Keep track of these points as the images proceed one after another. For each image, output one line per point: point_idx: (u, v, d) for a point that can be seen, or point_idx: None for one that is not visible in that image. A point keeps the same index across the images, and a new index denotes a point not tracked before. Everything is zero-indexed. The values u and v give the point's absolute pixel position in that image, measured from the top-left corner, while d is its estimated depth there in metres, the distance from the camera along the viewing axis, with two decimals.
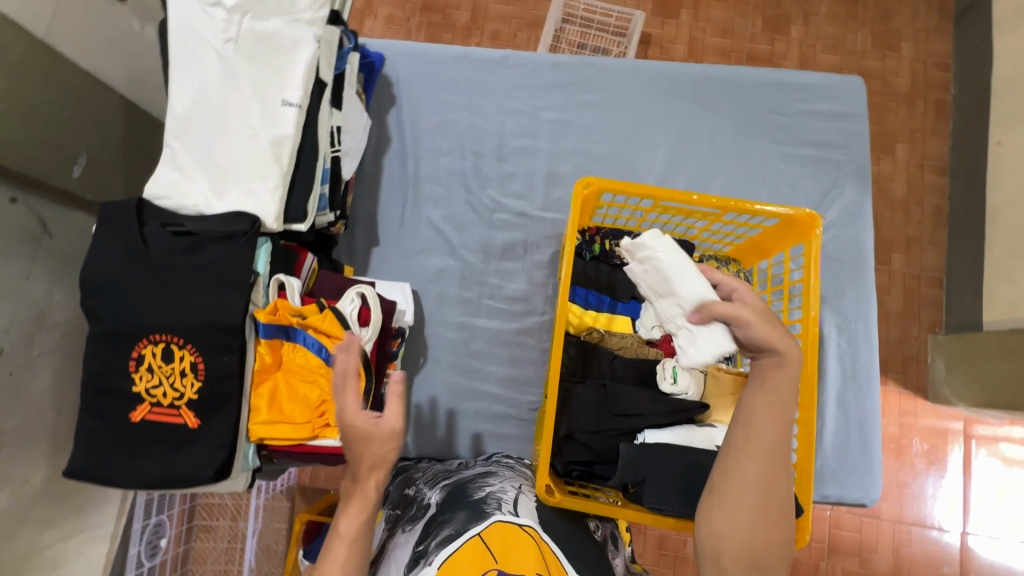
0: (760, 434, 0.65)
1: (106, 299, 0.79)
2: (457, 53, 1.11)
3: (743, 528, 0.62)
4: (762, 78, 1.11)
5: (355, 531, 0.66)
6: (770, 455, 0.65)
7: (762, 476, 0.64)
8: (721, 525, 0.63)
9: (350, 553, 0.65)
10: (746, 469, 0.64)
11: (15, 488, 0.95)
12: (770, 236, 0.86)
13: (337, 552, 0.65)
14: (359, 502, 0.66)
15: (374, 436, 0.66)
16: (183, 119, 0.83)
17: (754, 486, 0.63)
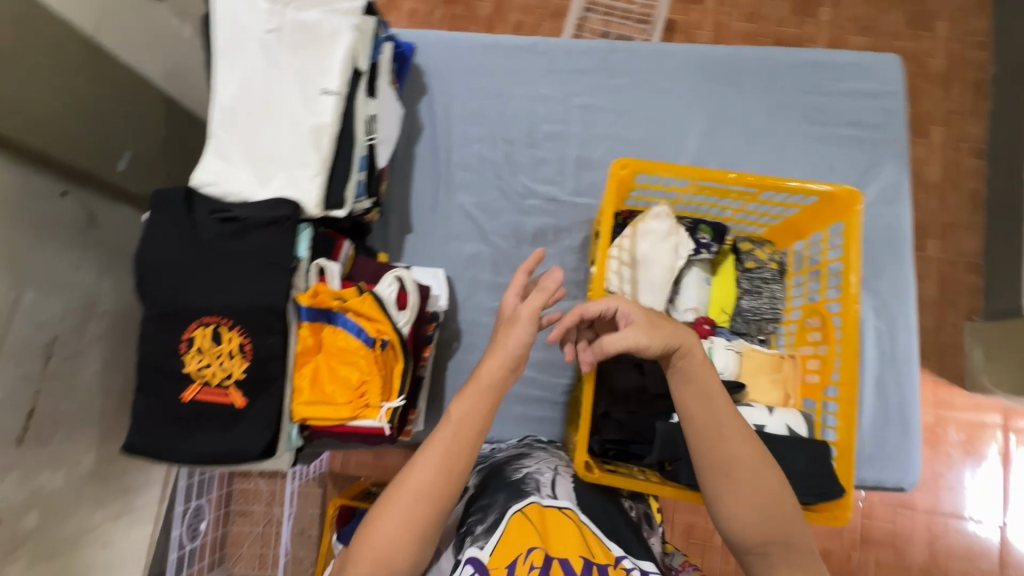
0: (701, 416, 0.66)
1: (158, 284, 0.82)
2: (487, 42, 1.12)
3: (742, 510, 0.62)
4: (796, 58, 1.09)
5: (467, 417, 0.65)
6: (722, 435, 0.65)
7: (726, 456, 0.64)
8: (736, 518, 0.62)
9: (456, 440, 0.64)
10: (709, 454, 0.65)
11: (69, 469, 1.01)
12: (809, 215, 0.85)
13: (444, 437, 0.64)
14: (461, 416, 0.65)
15: (508, 319, 0.69)
16: (228, 109, 0.86)
17: (726, 467, 0.63)
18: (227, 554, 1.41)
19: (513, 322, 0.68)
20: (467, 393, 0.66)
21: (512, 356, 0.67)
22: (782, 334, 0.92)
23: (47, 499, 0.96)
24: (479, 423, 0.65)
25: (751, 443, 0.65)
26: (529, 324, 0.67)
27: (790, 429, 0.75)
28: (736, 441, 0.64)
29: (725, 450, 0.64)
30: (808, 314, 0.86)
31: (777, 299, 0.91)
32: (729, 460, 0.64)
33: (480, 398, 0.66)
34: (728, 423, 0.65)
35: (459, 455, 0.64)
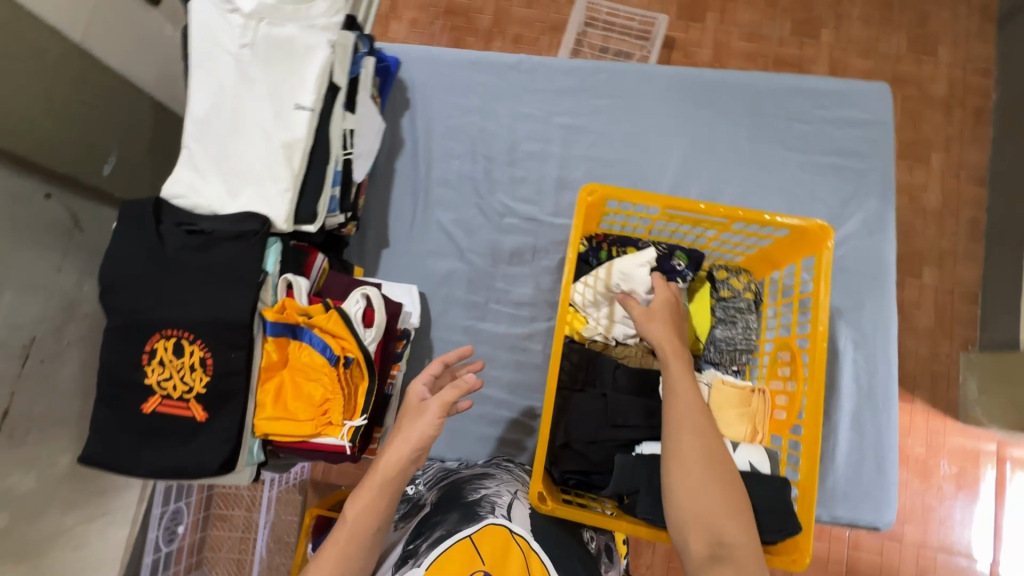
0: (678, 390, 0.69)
1: (123, 294, 0.82)
2: (471, 58, 1.12)
3: (698, 504, 0.61)
4: (781, 84, 1.08)
5: (362, 515, 0.67)
6: (699, 427, 0.66)
7: (695, 451, 0.64)
8: (685, 498, 0.62)
9: (352, 540, 0.66)
10: (680, 428, 0.66)
11: (43, 469, 1.01)
12: (782, 247, 0.83)
13: (338, 538, 0.66)
14: (356, 517, 0.67)
15: (410, 410, 0.73)
16: (201, 121, 0.86)
17: (694, 461, 0.64)
18: (205, 558, 1.42)
19: (421, 412, 0.72)
20: (365, 487, 0.69)
21: (414, 446, 0.70)
22: (756, 365, 0.91)
23: (18, 499, 0.96)
24: (375, 519, 0.67)
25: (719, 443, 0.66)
26: (433, 418, 0.70)
27: (752, 466, 0.73)
28: (709, 435, 0.66)
29: (696, 445, 0.65)
30: (779, 347, 0.84)
31: (750, 330, 0.89)
32: (699, 454, 0.64)
33: (377, 493, 0.68)
34: (703, 418, 0.67)
35: (354, 554, 0.66)
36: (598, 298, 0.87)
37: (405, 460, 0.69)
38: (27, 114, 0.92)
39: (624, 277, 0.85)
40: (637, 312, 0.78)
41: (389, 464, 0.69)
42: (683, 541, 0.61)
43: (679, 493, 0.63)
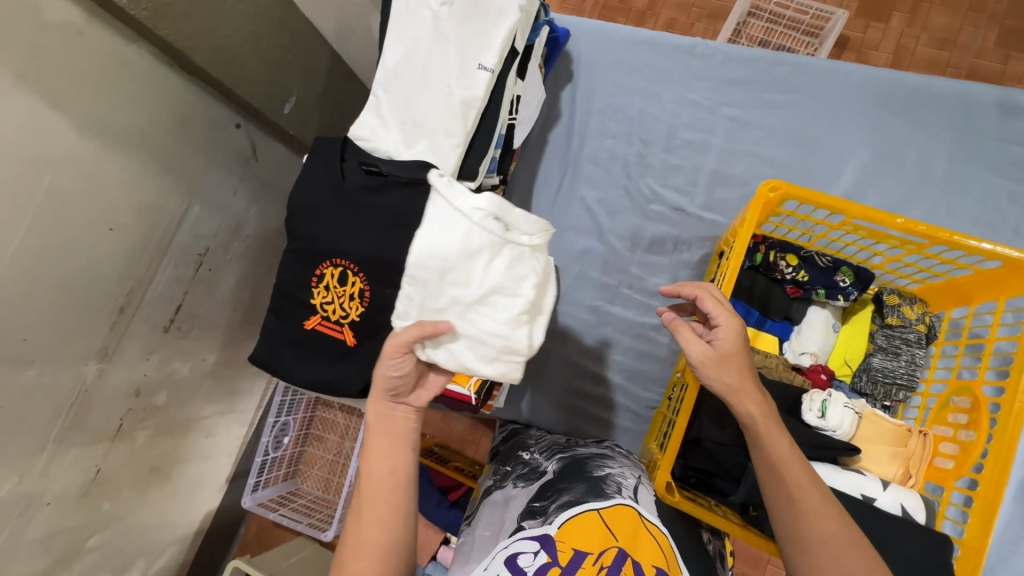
0: (778, 460, 0.62)
1: (304, 221, 0.91)
2: (644, 37, 1.09)
3: None
4: (1002, 99, 0.94)
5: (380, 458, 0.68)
6: (801, 513, 0.60)
7: (813, 530, 0.59)
8: None
9: (383, 488, 0.67)
10: (789, 508, 0.60)
11: (195, 361, 1.16)
12: (981, 280, 0.74)
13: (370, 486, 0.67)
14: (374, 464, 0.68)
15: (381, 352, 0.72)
16: (391, 72, 0.92)
17: (815, 542, 0.59)
18: (299, 470, 1.54)
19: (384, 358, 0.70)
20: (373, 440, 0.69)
21: (391, 387, 0.69)
22: (914, 406, 0.83)
23: (175, 383, 1.11)
24: (389, 463, 0.68)
25: (833, 521, 0.59)
26: (391, 357, 0.68)
27: (904, 510, 0.68)
28: (817, 517, 0.59)
29: (804, 528, 0.59)
30: (955, 391, 0.76)
31: (916, 365, 0.82)
32: (809, 537, 0.59)
33: (383, 443, 0.69)
34: (807, 495, 0.60)
35: (385, 503, 0.66)
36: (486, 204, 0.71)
37: (388, 400, 0.70)
38: (238, 52, 1.00)
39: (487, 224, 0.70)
40: (697, 355, 0.66)
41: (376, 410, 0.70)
42: None
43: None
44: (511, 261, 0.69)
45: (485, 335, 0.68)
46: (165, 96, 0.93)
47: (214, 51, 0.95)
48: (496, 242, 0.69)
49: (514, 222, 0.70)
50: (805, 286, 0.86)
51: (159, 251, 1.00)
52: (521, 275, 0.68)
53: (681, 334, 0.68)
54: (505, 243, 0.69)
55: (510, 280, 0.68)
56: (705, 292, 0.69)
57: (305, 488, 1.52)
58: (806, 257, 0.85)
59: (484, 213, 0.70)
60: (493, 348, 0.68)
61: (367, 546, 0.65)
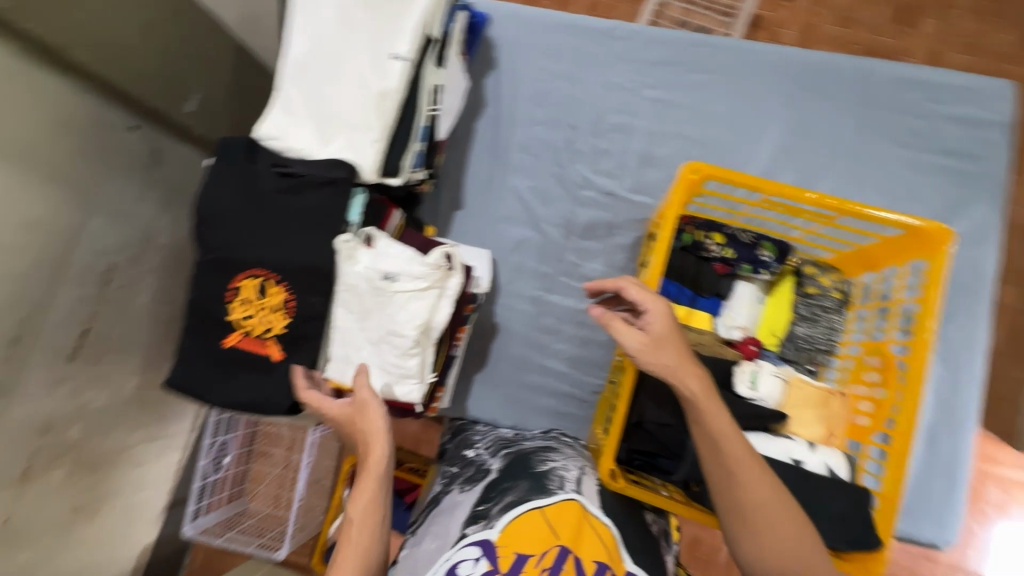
0: (716, 434, 0.63)
1: (214, 230, 0.84)
2: (565, 20, 1.07)
3: (771, 549, 0.61)
4: (896, 73, 1.00)
5: (370, 503, 0.68)
6: (738, 483, 0.62)
7: (750, 499, 0.61)
8: (755, 544, 0.61)
9: (371, 538, 0.65)
10: (726, 480, 0.62)
11: (113, 390, 1.06)
12: (886, 247, 0.79)
13: (358, 533, 0.65)
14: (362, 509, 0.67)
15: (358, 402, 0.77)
16: (300, 65, 0.86)
17: (751, 509, 0.61)
18: (246, 489, 1.45)
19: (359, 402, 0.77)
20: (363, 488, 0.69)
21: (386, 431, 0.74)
22: (835, 368, 0.88)
23: (92, 414, 1.01)
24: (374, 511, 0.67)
25: (765, 489, 0.61)
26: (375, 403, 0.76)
27: (829, 469, 0.72)
28: (752, 486, 0.61)
29: (740, 497, 0.62)
30: (869, 352, 0.81)
31: (835, 330, 0.87)
32: (742, 505, 0.62)
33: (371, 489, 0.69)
34: (741, 467, 0.62)
35: (368, 550, 0.65)
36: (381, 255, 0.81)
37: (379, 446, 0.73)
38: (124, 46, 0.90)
39: (379, 278, 0.79)
40: (635, 345, 0.67)
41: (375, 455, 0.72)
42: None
43: (748, 541, 0.62)
44: (406, 301, 0.79)
45: (388, 365, 0.81)
46: (39, 97, 0.82)
47: (97, 45, 0.85)
48: (383, 293, 0.79)
49: (404, 271, 0.79)
50: (732, 263, 0.88)
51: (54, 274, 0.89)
52: (409, 316, 0.79)
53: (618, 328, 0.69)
54: (391, 291, 0.79)
55: (401, 321, 0.79)
56: (626, 282, 0.70)
57: (253, 507, 1.43)
58: (730, 236, 0.88)
59: (374, 265, 0.80)
60: (394, 374, 0.81)
61: None
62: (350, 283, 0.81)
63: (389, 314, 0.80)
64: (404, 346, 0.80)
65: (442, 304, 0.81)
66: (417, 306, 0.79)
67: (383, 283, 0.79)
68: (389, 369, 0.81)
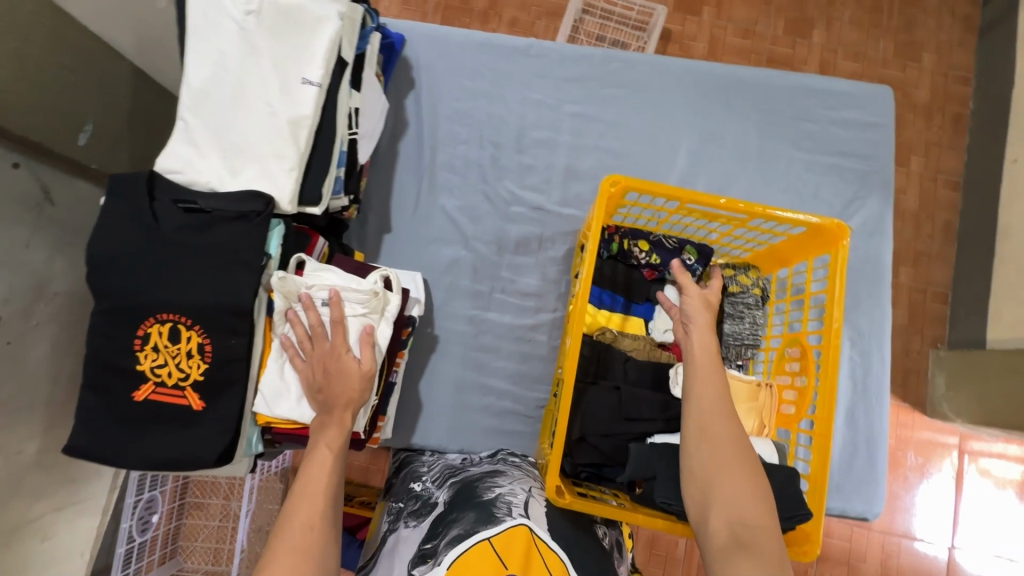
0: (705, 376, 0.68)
1: (112, 274, 0.77)
2: (481, 39, 1.08)
3: (723, 478, 0.61)
4: (789, 82, 1.09)
5: (321, 476, 0.70)
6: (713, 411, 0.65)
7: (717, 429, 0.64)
8: (710, 471, 0.62)
9: (312, 504, 0.67)
10: (702, 408, 0.65)
11: (8, 459, 0.92)
12: (794, 244, 0.85)
13: (303, 497, 0.67)
14: (311, 481, 0.69)
15: (349, 373, 0.77)
16: (199, 92, 0.80)
17: (716, 439, 0.63)
18: (179, 548, 1.32)
19: (341, 372, 0.77)
20: (313, 459, 0.72)
21: (344, 408, 0.76)
22: (760, 361, 0.93)
23: None
24: (326, 483, 0.70)
25: (734, 425, 0.64)
26: (354, 380, 0.77)
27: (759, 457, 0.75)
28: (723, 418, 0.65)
29: (711, 427, 0.64)
30: (788, 343, 0.86)
31: (757, 325, 0.91)
32: (722, 455, 0.63)
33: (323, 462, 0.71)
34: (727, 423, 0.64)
35: (313, 514, 0.66)
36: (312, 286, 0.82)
37: (337, 423, 0.75)
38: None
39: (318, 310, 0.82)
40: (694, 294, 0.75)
41: (333, 432, 0.74)
42: (703, 519, 0.61)
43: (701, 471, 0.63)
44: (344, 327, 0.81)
45: None
46: None
47: None
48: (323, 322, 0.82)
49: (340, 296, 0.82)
50: (659, 268, 0.92)
51: None
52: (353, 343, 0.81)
53: (683, 271, 0.77)
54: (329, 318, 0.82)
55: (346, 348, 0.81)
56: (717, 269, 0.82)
57: (190, 566, 1.31)
58: (654, 244, 0.92)
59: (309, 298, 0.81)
60: None
61: (285, 554, 0.62)
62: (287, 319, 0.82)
63: None
64: None
65: (382, 326, 0.83)
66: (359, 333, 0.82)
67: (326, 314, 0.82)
68: None
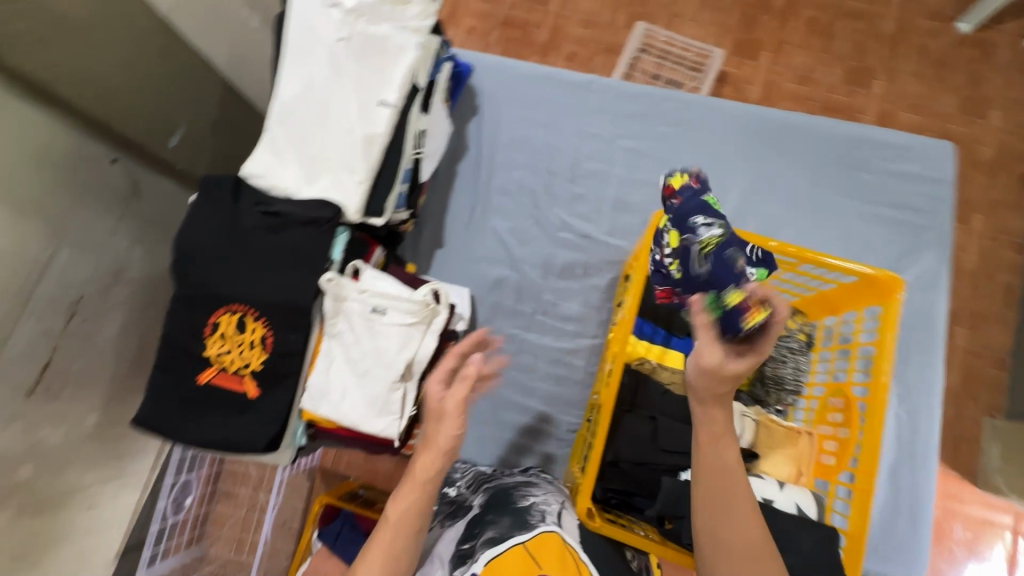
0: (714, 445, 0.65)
1: (193, 264, 0.84)
2: (544, 73, 1.14)
3: (729, 548, 0.61)
4: (847, 132, 1.09)
5: (405, 509, 0.66)
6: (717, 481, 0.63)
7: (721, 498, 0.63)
8: (714, 539, 0.62)
9: (393, 547, 0.65)
10: (704, 476, 0.64)
11: (71, 427, 1.00)
12: (843, 293, 0.85)
13: (385, 533, 0.65)
14: (398, 515, 0.66)
15: (444, 415, 0.70)
16: (287, 107, 0.88)
17: (721, 507, 0.62)
18: (206, 533, 1.32)
19: (441, 417, 0.70)
20: (403, 492, 0.68)
21: (444, 452, 0.69)
22: (801, 408, 0.92)
23: (45, 454, 0.95)
24: (412, 526, 0.66)
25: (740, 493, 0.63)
26: (452, 427, 0.69)
27: (799, 508, 0.75)
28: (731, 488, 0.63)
29: (713, 496, 0.63)
30: (831, 393, 0.85)
31: (800, 371, 0.90)
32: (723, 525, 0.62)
33: (411, 500, 0.67)
34: (736, 497, 0.62)
35: (391, 560, 0.65)
36: (362, 291, 0.86)
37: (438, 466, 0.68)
38: (102, 71, 0.91)
39: (366, 315, 0.85)
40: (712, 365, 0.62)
41: (422, 468, 0.68)
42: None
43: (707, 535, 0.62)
44: (391, 334, 0.85)
45: (370, 396, 0.84)
46: (17, 128, 0.82)
47: (79, 81, 0.87)
48: (367, 327, 0.85)
49: (392, 305, 0.86)
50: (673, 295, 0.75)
51: (18, 306, 0.85)
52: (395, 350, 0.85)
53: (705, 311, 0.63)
54: (373, 323, 0.85)
55: (389, 354, 0.85)
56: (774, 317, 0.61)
57: (212, 553, 1.31)
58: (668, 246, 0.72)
59: (359, 302, 0.85)
60: (377, 405, 0.84)
61: None
62: (338, 321, 0.86)
63: (375, 346, 0.85)
64: (388, 377, 0.85)
65: (427, 338, 0.86)
66: (404, 342, 0.85)
67: (376, 320, 0.85)
68: (372, 402, 0.84)
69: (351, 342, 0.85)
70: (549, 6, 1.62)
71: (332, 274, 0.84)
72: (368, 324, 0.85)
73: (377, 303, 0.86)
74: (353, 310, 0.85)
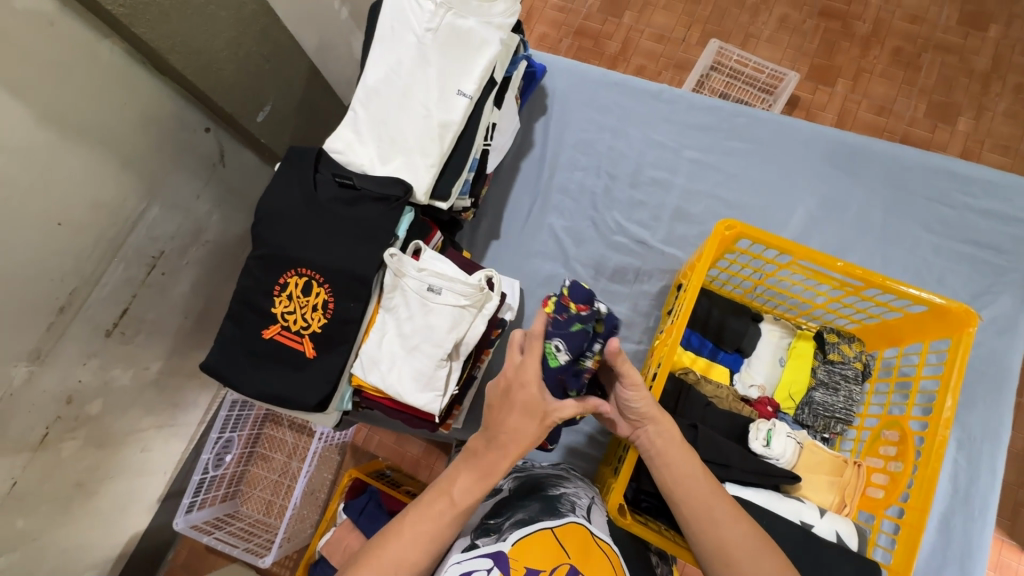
0: (670, 451, 0.69)
1: (272, 226, 0.91)
2: (617, 79, 1.15)
3: (724, 546, 0.62)
4: (928, 162, 1.05)
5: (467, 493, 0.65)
6: (685, 485, 0.66)
7: (694, 501, 0.65)
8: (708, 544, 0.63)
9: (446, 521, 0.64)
10: (672, 484, 0.67)
11: (138, 371, 1.06)
12: (910, 323, 0.81)
13: (436, 508, 0.64)
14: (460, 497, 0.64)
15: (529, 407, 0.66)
16: (372, 89, 0.93)
17: (699, 509, 0.65)
18: (240, 491, 1.38)
19: (532, 413, 0.66)
20: (465, 471, 0.66)
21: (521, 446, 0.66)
22: (850, 439, 0.89)
23: (112, 392, 1.01)
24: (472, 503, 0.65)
25: (708, 489, 0.66)
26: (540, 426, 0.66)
27: (839, 536, 0.73)
28: (706, 494, 0.65)
29: (691, 500, 0.65)
30: (886, 426, 0.82)
31: (853, 401, 0.87)
32: (708, 524, 0.64)
33: (475, 482, 0.65)
34: (709, 496, 0.65)
35: (442, 533, 0.63)
36: (420, 269, 0.88)
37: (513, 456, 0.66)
38: (213, 56, 0.95)
39: (423, 292, 0.88)
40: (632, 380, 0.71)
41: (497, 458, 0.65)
42: None
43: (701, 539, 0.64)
44: (443, 313, 0.87)
45: (418, 370, 0.87)
46: (130, 91, 0.89)
47: (192, 55, 0.91)
48: (421, 303, 0.88)
49: (447, 285, 0.87)
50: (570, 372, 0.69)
51: (109, 252, 0.93)
52: (445, 328, 0.87)
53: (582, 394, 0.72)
54: (428, 301, 0.88)
55: (439, 333, 0.86)
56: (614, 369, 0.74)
57: (244, 511, 1.35)
58: None
59: (416, 280, 0.88)
60: (422, 381, 0.87)
61: (395, 563, 0.61)
62: (394, 293, 0.89)
63: (427, 323, 0.87)
64: (436, 355, 0.87)
65: (477, 322, 0.88)
66: (454, 321, 0.87)
67: (432, 298, 0.88)
68: (418, 377, 0.87)
69: (405, 317, 0.89)
70: (623, 19, 1.64)
71: (395, 250, 0.87)
72: (424, 302, 0.88)
73: (433, 283, 0.88)
74: (410, 287, 0.88)
